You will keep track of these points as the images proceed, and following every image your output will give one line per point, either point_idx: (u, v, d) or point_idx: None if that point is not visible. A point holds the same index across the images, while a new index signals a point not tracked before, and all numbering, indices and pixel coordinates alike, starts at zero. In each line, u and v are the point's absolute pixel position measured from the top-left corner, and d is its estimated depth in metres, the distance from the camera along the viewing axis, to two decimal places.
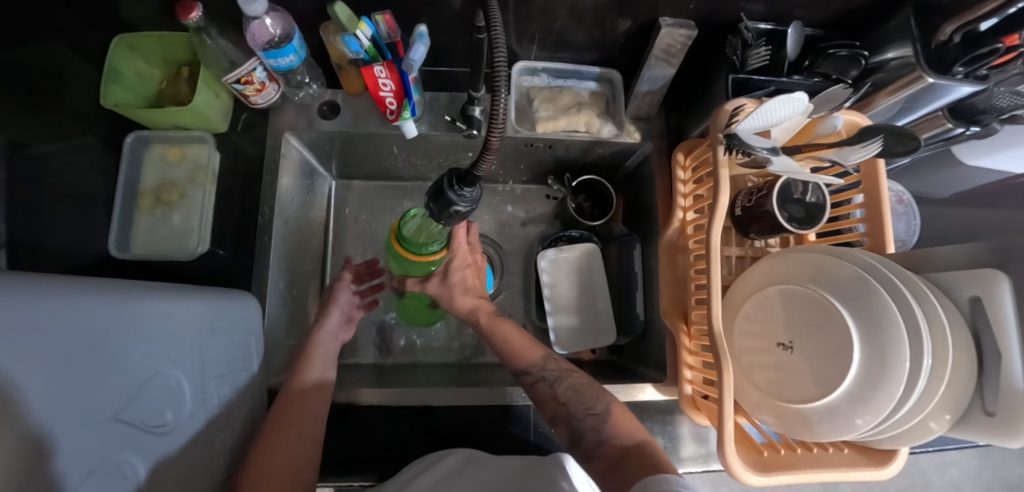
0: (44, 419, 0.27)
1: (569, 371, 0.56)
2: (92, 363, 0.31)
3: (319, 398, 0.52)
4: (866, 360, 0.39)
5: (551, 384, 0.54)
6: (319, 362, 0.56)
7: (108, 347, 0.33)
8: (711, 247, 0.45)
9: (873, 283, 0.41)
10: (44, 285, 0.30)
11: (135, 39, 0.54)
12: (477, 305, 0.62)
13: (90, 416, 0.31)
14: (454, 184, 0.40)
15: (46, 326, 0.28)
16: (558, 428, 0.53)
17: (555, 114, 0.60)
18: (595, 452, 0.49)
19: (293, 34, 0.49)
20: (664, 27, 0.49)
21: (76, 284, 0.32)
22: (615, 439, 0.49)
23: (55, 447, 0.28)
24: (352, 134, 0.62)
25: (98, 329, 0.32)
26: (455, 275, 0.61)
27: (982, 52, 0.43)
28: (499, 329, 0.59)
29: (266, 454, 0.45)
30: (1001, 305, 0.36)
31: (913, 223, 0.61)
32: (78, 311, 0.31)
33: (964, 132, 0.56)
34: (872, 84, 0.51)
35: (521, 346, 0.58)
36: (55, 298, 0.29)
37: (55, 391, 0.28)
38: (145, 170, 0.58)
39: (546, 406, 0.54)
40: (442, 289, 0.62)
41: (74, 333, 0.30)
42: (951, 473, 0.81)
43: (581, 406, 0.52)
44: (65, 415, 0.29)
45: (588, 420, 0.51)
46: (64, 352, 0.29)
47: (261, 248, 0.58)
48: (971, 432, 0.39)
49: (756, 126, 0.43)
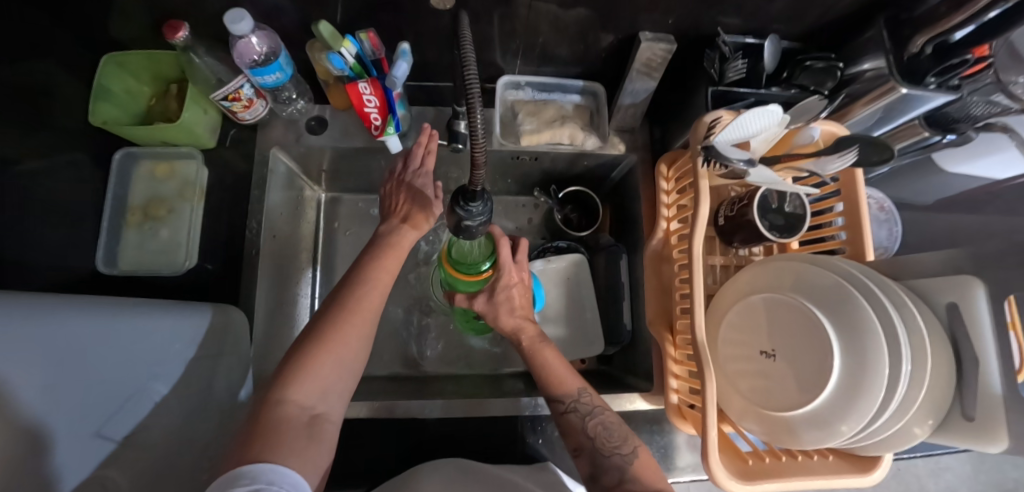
0: (16, 441, 0.28)
1: (603, 407, 0.50)
2: (50, 381, 0.31)
3: (362, 332, 0.41)
4: (846, 367, 0.40)
5: (583, 416, 0.49)
6: (374, 291, 0.44)
7: (70, 365, 0.33)
8: (693, 258, 0.46)
9: (852, 290, 0.42)
10: (18, 306, 0.31)
11: (124, 58, 0.55)
12: (521, 326, 0.56)
13: (47, 449, 0.30)
14: (460, 200, 0.39)
15: (11, 351, 0.29)
16: (581, 461, 0.49)
17: (539, 127, 0.60)
18: (614, 490, 0.44)
19: (280, 51, 0.50)
20: (644, 41, 0.50)
21: (35, 307, 0.32)
22: (639, 481, 0.44)
23: (30, 470, 0.29)
24: (340, 148, 0.62)
25: (53, 347, 0.32)
26: (502, 296, 0.56)
27: (953, 63, 0.45)
28: (540, 358, 0.54)
29: (289, 388, 0.37)
30: (978, 310, 0.37)
31: (895, 230, 0.61)
32: (32, 333, 0.31)
33: (941, 140, 0.56)
34: (848, 95, 0.52)
35: (562, 373, 0.52)
36: (13, 323, 0.30)
37: (18, 411, 0.29)
38: (134, 186, 0.59)
39: (571, 435, 0.49)
40: (488, 307, 0.56)
41: (21, 351, 0.30)
42: (946, 478, 0.82)
43: (609, 443, 0.47)
44: (30, 434, 0.29)
45: (613, 458, 0.46)
46: (13, 368, 0.29)
47: (248, 262, 0.57)
48: (953, 437, 0.40)
49: (733, 138, 0.44)
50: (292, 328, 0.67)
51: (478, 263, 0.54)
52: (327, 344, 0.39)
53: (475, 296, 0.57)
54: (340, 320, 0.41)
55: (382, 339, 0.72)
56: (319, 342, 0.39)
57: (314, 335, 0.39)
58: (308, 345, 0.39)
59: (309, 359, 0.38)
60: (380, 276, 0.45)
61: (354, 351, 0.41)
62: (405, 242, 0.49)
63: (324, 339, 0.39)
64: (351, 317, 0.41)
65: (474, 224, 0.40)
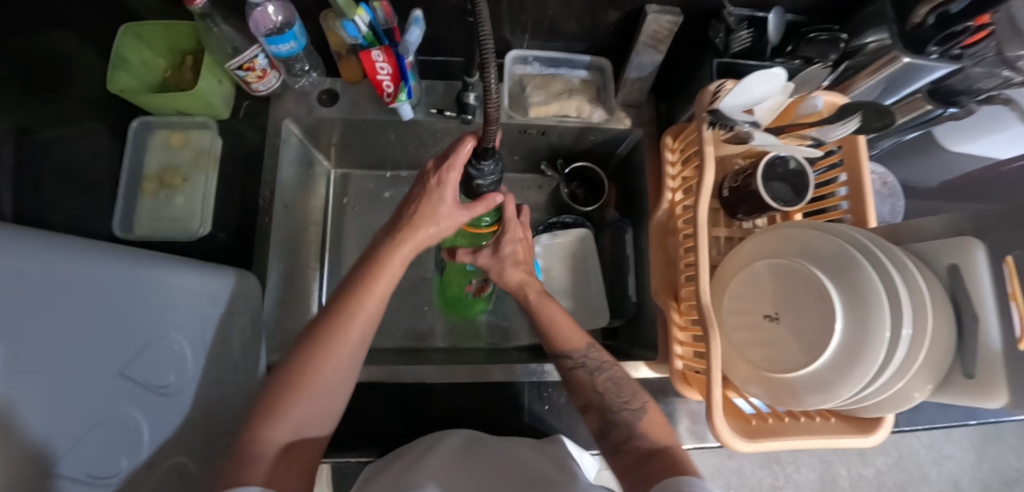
0: (54, 372, 0.28)
1: (610, 363, 0.53)
2: (80, 320, 0.30)
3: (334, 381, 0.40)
4: (847, 330, 0.41)
5: (591, 372, 0.51)
6: (351, 331, 0.41)
7: (97, 311, 0.32)
8: (699, 224, 0.47)
9: (855, 254, 0.43)
10: (67, 243, 0.31)
11: (141, 28, 0.56)
12: (526, 281, 0.57)
13: (84, 382, 0.31)
14: (473, 160, 0.41)
15: (61, 284, 0.29)
16: (590, 416, 0.51)
17: (546, 100, 0.61)
18: (622, 446, 0.47)
19: (295, 21, 0.51)
20: (651, 13, 0.51)
21: (68, 248, 0.30)
22: (648, 437, 0.46)
23: (64, 401, 0.29)
24: (351, 120, 0.63)
25: (86, 289, 0.31)
26: (507, 248, 0.55)
27: (955, 29, 0.46)
28: (546, 311, 0.55)
29: (264, 429, 0.36)
30: (978, 270, 0.38)
31: (898, 205, 0.62)
32: (81, 268, 0.31)
33: (944, 113, 0.57)
34: (851, 67, 0.54)
35: (569, 331, 0.54)
36: (64, 255, 0.30)
37: (62, 342, 0.29)
38: (149, 154, 0.60)
39: (581, 391, 0.52)
40: (493, 261, 0.55)
41: (59, 293, 0.29)
42: (948, 466, 0.83)
43: (618, 400, 0.49)
44: (73, 365, 0.30)
45: (623, 414, 0.48)
46: (48, 308, 0.28)
47: (262, 231, 0.59)
48: (952, 395, 0.40)
49: (740, 104, 0.45)
50: (303, 299, 0.68)
51: (482, 220, 0.53)
52: (299, 388, 0.38)
53: (478, 250, 0.56)
54: (312, 364, 0.39)
55: (391, 313, 0.73)
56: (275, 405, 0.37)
57: (282, 384, 0.38)
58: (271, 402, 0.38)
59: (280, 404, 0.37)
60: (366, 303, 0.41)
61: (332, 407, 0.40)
62: (441, 206, 0.44)
63: (289, 396, 0.38)
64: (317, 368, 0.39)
65: (485, 184, 0.42)
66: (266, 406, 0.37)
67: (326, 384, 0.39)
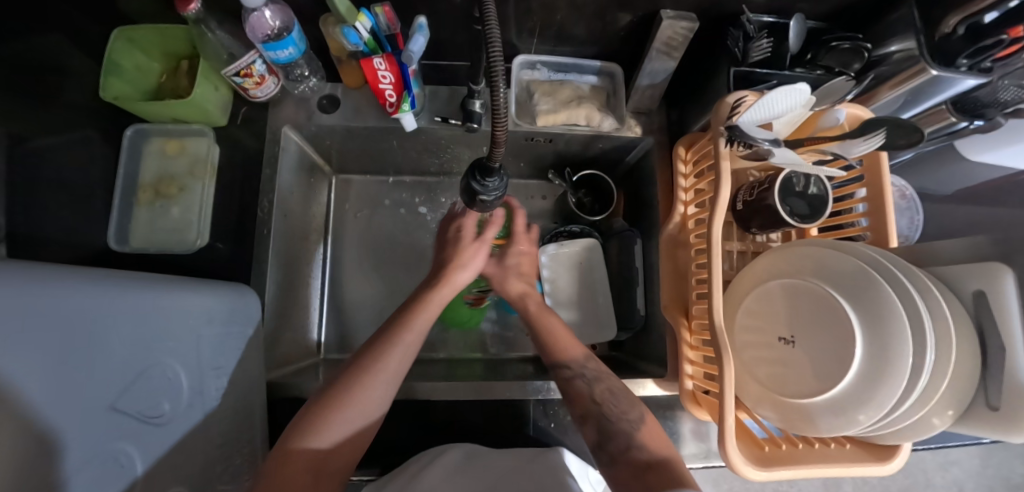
0: (44, 410, 0.27)
1: (607, 374, 0.51)
2: (67, 354, 0.29)
3: (377, 396, 0.44)
4: (867, 357, 0.39)
5: (589, 382, 0.50)
6: (395, 353, 0.46)
7: (86, 343, 0.31)
8: (712, 241, 0.45)
9: (876, 275, 0.41)
10: (52, 274, 0.30)
11: (133, 32, 0.54)
12: (527, 292, 0.58)
13: (76, 417, 0.29)
14: (477, 175, 0.39)
15: (49, 318, 0.28)
16: (586, 428, 0.49)
17: (555, 107, 0.59)
18: (621, 456, 0.45)
19: (293, 26, 0.49)
20: (666, 19, 0.48)
21: (54, 279, 0.30)
22: (646, 448, 0.45)
23: (54, 441, 0.28)
24: (352, 127, 0.62)
25: (73, 324, 0.30)
26: (512, 259, 0.59)
27: (987, 43, 0.43)
28: (545, 324, 0.55)
29: (317, 430, 0.41)
30: (1007, 298, 0.36)
31: (916, 219, 0.60)
32: (69, 299, 0.30)
33: (969, 126, 0.55)
34: (875, 77, 0.51)
35: (567, 340, 0.53)
36: (51, 287, 0.29)
37: (51, 378, 0.28)
38: (143, 163, 0.58)
39: (578, 402, 0.50)
40: (498, 269, 0.59)
41: (49, 331, 0.28)
42: (953, 472, 0.77)
43: (616, 409, 0.48)
44: (64, 402, 0.29)
45: (621, 424, 0.47)
46: (36, 348, 0.27)
47: (260, 241, 0.57)
48: (974, 426, 0.39)
49: (758, 118, 0.43)
50: (302, 308, 0.67)
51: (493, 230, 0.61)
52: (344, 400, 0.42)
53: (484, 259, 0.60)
54: (360, 378, 0.44)
55: None
56: (315, 419, 0.41)
57: (333, 393, 0.43)
58: (324, 405, 0.42)
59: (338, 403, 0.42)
60: (405, 336, 0.47)
61: (359, 432, 0.43)
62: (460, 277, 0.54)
63: (341, 401, 0.42)
64: (366, 382, 0.44)
65: (489, 199, 0.40)
66: (305, 421, 0.41)
67: (372, 399, 0.44)
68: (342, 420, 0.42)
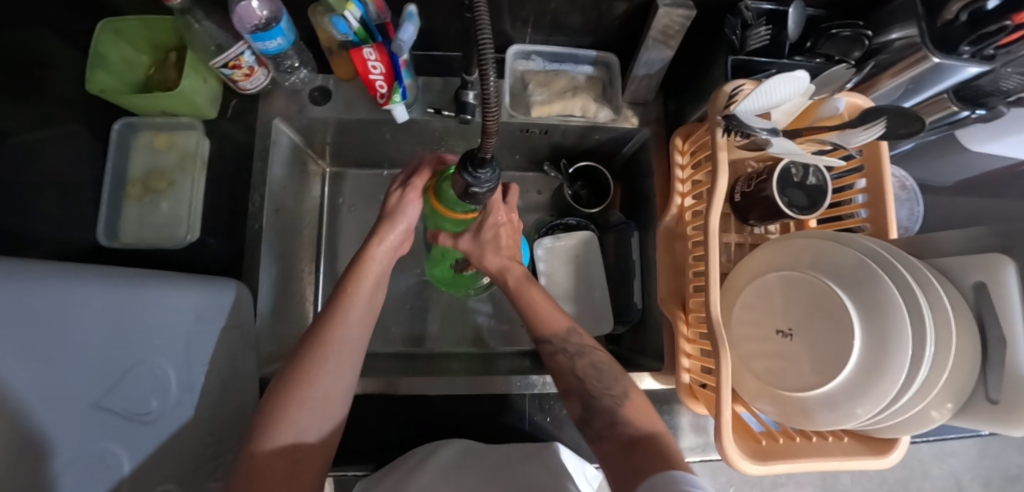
0: (30, 407, 0.26)
1: (592, 347, 0.51)
2: (51, 350, 0.28)
3: (334, 375, 0.43)
4: (866, 350, 0.39)
5: (570, 356, 0.50)
6: (345, 329, 0.44)
7: (71, 339, 0.30)
8: (709, 233, 0.44)
9: (875, 267, 0.40)
10: (35, 268, 0.30)
11: (120, 24, 0.53)
12: (507, 266, 0.55)
13: (62, 415, 0.29)
14: (468, 165, 0.38)
15: (33, 312, 0.27)
16: (571, 404, 0.49)
17: (550, 98, 0.58)
18: (605, 432, 0.45)
19: (282, 16, 0.48)
20: (662, 6, 0.47)
21: (39, 274, 0.29)
22: (630, 423, 0.44)
23: (42, 438, 0.27)
24: (344, 119, 0.61)
25: (58, 320, 0.29)
26: (488, 232, 0.53)
27: (990, 29, 0.41)
28: (526, 295, 0.54)
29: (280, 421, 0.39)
30: (1007, 289, 0.35)
31: (916, 210, 0.59)
32: (53, 294, 0.29)
33: (970, 115, 0.54)
34: (876, 65, 0.50)
35: (550, 311, 0.53)
36: (36, 282, 0.28)
37: (36, 374, 0.27)
38: (133, 157, 0.57)
39: (561, 378, 0.50)
40: (474, 245, 0.54)
41: (34, 326, 0.27)
42: (951, 464, 0.76)
43: (599, 384, 0.48)
44: (49, 399, 0.28)
45: (605, 400, 0.47)
46: (23, 346, 0.26)
47: (251, 235, 0.56)
48: (974, 419, 0.38)
49: (756, 107, 0.42)
50: (295, 303, 0.66)
51: (458, 203, 0.45)
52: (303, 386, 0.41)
53: (459, 235, 0.54)
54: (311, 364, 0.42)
55: (388, 315, 0.71)
56: (273, 415, 0.40)
57: (288, 381, 0.41)
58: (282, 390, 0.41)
59: (294, 388, 0.41)
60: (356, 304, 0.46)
61: (324, 413, 0.42)
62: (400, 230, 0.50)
63: (296, 387, 0.41)
64: (319, 365, 0.42)
65: (482, 191, 0.39)
66: (263, 419, 0.40)
67: (330, 379, 0.42)
68: (303, 411, 0.40)
